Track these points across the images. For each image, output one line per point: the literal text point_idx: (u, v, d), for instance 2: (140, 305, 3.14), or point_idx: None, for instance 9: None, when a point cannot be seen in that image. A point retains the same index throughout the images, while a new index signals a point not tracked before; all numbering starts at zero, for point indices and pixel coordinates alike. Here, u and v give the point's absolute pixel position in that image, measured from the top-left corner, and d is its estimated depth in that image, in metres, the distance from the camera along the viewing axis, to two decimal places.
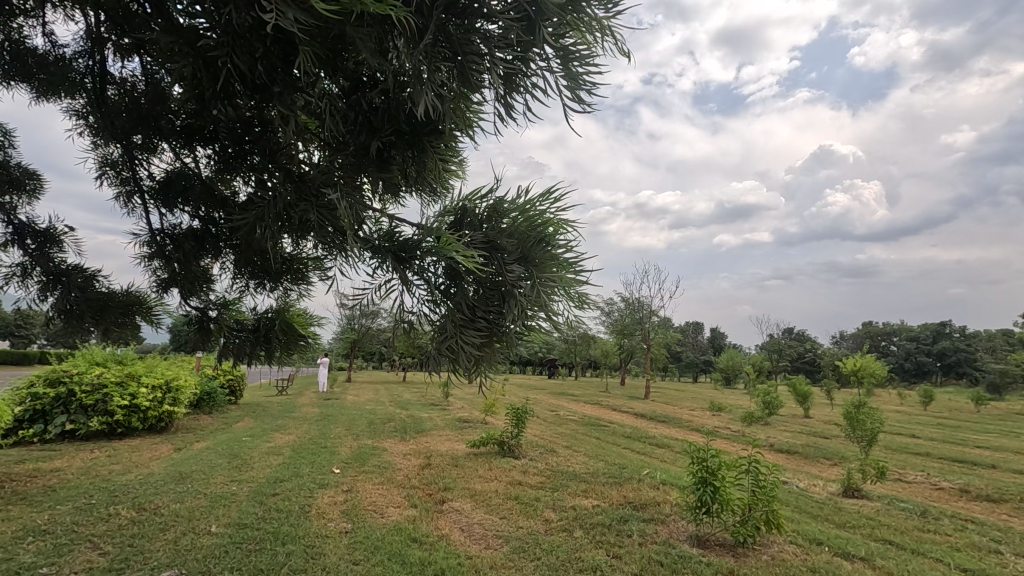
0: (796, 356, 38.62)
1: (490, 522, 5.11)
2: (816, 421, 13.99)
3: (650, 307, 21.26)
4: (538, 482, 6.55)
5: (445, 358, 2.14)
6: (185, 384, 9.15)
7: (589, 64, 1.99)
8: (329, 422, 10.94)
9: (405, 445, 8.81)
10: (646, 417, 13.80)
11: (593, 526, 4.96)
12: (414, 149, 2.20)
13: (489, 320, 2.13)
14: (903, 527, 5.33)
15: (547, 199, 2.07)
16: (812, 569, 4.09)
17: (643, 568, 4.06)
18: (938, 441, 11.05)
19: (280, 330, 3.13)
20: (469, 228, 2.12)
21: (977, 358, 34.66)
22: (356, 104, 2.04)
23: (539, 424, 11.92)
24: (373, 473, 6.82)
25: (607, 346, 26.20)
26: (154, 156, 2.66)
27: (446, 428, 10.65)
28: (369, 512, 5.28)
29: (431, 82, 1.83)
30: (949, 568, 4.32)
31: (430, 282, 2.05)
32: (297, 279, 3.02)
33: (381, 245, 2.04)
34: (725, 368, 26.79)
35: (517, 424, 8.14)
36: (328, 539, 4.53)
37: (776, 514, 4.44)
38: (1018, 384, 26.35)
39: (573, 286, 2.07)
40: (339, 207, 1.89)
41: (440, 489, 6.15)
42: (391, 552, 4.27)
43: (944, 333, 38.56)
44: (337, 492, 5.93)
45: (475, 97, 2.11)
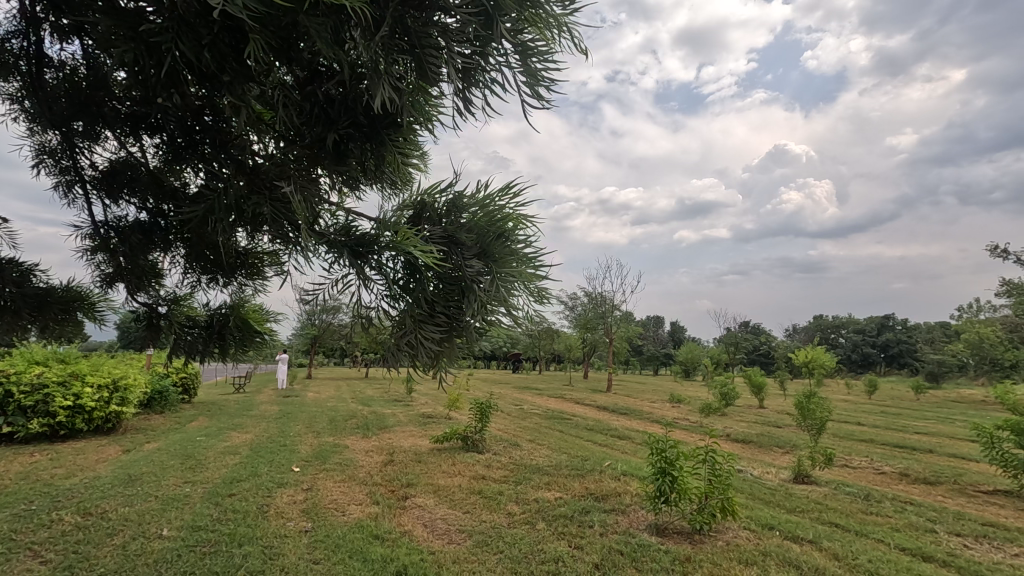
0: (751, 349, 40.00)
1: (453, 517, 5.12)
2: (769, 411, 14.56)
3: (613, 301, 21.57)
4: (502, 476, 6.59)
5: (404, 354, 2.13)
6: (134, 383, 8.76)
7: (548, 61, 2.01)
8: (289, 420, 10.70)
9: (368, 442, 8.71)
10: (608, 410, 14.01)
11: (555, 518, 5.03)
12: (372, 142, 2.16)
13: (448, 315, 2.13)
14: (848, 511, 5.61)
15: (506, 194, 2.08)
16: (764, 552, 4.26)
17: (604, 558, 4.15)
18: (882, 428, 11.64)
19: (235, 326, 3.06)
20: (428, 222, 2.11)
21: (918, 350, 36.69)
22: (312, 95, 1.98)
23: (504, 418, 11.98)
24: (334, 471, 6.72)
25: (571, 341, 26.50)
26: (97, 144, 2.54)
27: (409, 424, 10.55)
28: (330, 511, 5.19)
29: (388, 74, 1.81)
30: (890, 548, 4.57)
31: (388, 277, 2.03)
32: (251, 274, 2.95)
33: (336, 240, 2.01)
34: (684, 361, 27.47)
35: (481, 419, 8.15)
36: (286, 539, 4.44)
37: (731, 501, 4.59)
38: (953, 373, 28.07)
39: (532, 281, 2.08)
40: (293, 200, 1.85)
41: (403, 485, 6.10)
42: (352, 550, 4.22)
43: (887, 326, 40.64)
44: (297, 491, 5.81)
45: (434, 91, 2.10)
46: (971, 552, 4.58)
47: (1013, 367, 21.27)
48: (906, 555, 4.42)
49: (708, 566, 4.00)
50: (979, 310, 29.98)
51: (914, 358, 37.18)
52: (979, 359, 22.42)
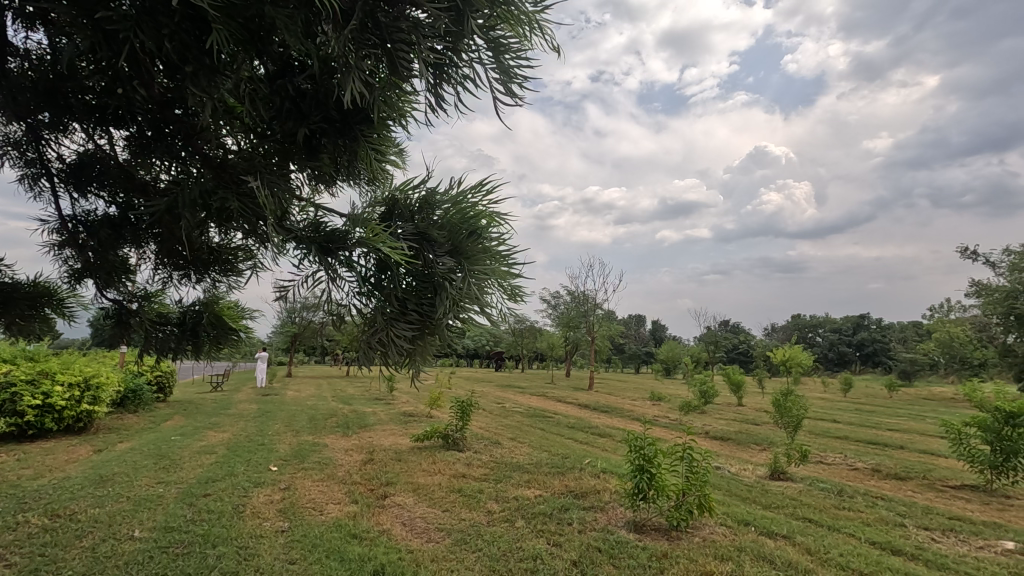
0: (731, 347, 40.53)
1: (432, 515, 5.10)
2: (748, 409, 14.80)
3: (595, 300, 21.66)
4: (482, 474, 6.58)
5: (376, 352, 2.12)
6: (106, 381, 8.56)
7: (521, 58, 2.02)
8: (267, 419, 10.56)
9: (347, 440, 8.64)
10: (590, 408, 14.08)
11: (534, 516, 5.04)
12: (345, 137, 2.16)
13: (421, 312, 2.12)
14: (822, 506, 5.72)
15: (479, 191, 2.09)
16: (739, 548, 4.32)
17: (582, 555, 4.17)
18: (856, 425, 11.89)
19: (209, 324, 3.04)
20: (400, 219, 2.10)
21: (891, 349, 37.57)
22: (282, 89, 1.97)
23: (485, 416, 11.96)
24: (313, 470, 6.65)
25: (553, 339, 26.60)
26: (64, 136, 2.48)
27: (390, 422, 10.49)
28: (308, 510, 5.14)
29: (359, 68, 1.81)
30: (860, 542, 4.68)
31: (360, 274, 2.03)
32: (225, 270, 2.92)
33: (306, 235, 2.00)
34: (665, 360, 27.75)
35: (462, 417, 8.13)
36: (262, 539, 4.38)
37: (708, 498, 4.65)
38: (925, 372, 28.79)
39: (506, 279, 2.08)
40: (260, 195, 1.84)
41: (382, 484, 6.06)
42: (328, 550, 4.18)
43: (862, 325, 41.59)
44: (274, 490, 5.74)
45: (407, 87, 2.10)
46: (938, 545, 4.71)
47: (982, 364, 21.91)
48: (876, 549, 4.53)
49: (684, 561, 4.04)
50: (950, 310, 30.77)
51: (887, 356, 38.07)
52: (950, 358, 23.00)
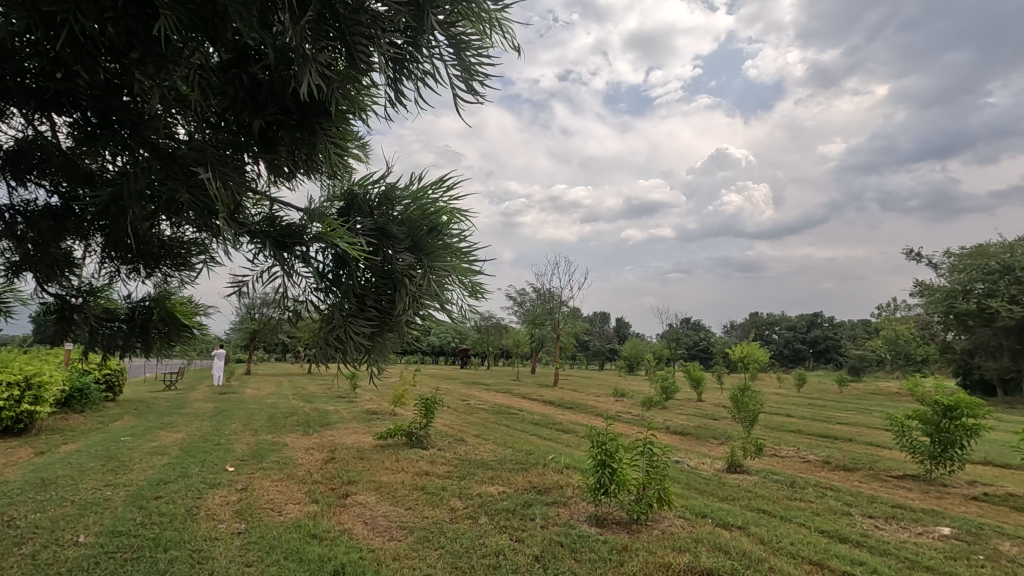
0: (692, 344, 41.53)
1: (395, 514, 5.05)
2: (707, 404, 15.21)
3: (561, 297, 21.85)
4: (446, 471, 6.56)
5: (333, 349, 2.12)
6: (50, 380, 8.14)
7: (481, 55, 2.04)
8: (225, 418, 10.24)
9: (309, 439, 8.47)
10: (554, 405, 14.20)
11: (497, 512, 5.06)
12: (302, 130, 2.12)
13: (380, 309, 2.13)
14: (775, 497, 5.94)
15: (439, 187, 2.11)
16: (696, 539, 4.45)
17: (544, 550, 4.21)
18: (809, 420, 12.36)
19: (160, 321, 2.99)
20: (359, 214, 2.10)
21: (842, 346, 39.20)
22: (236, 79, 1.93)
23: (450, 413, 11.91)
24: (272, 470, 6.49)
25: (519, 336, 26.67)
26: (1, 119, 2.32)
27: (352, 421, 10.33)
28: (265, 511, 5.02)
29: (316, 60, 1.79)
30: (810, 531, 4.88)
31: (317, 269, 2.02)
32: (177, 265, 2.83)
33: (260, 230, 1.98)
34: (629, 357, 28.21)
35: (426, 415, 8.07)
36: (217, 541, 4.26)
37: (667, 491, 4.77)
38: (873, 368, 30.14)
39: (466, 276, 2.12)
40: (211, 187, 1.80)
41: (344, 483, 5.98)
42: (287, 551, 4.10)
43: (816, 323, 43.24)
44: (230, 491, 5.58)
45: (367, 80, 2.08)
46: (882, 533, 4.95)
47: (924, 360, 23.16)
48: (824, 537, 4.73)
49: (643, 554, 4.13)
50: (896, 309, 32.31)
51: (838, 353, 39.69)
52: (896, 355, 24.15)
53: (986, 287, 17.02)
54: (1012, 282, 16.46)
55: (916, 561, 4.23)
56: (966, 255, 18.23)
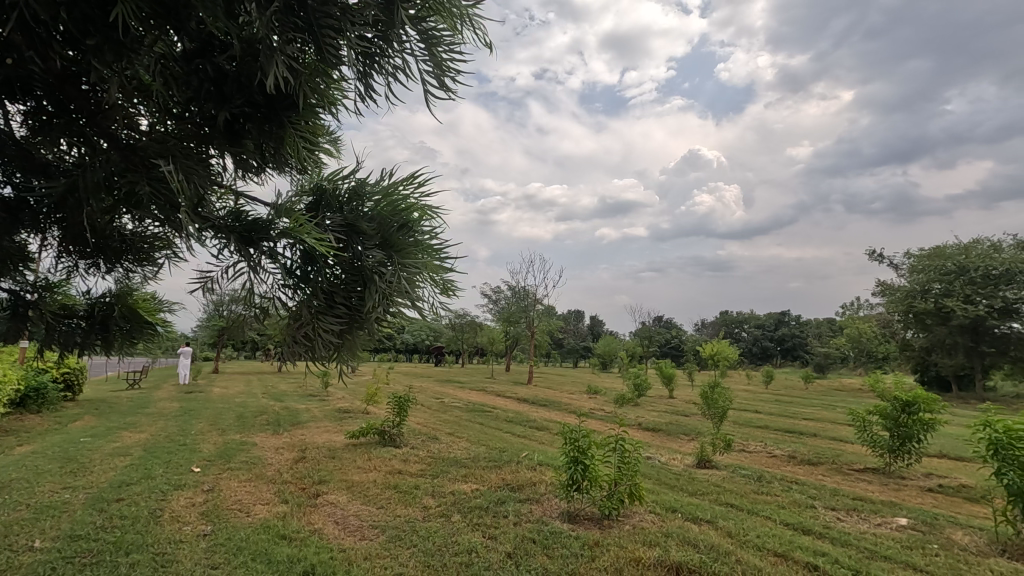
0: (664, 342, 42.19)
1: (366, 513, 5.00)
2: (678, 401, 15.47)
3: (535, 295, 21.93)
4: (418, 470, 6.53)
5: (302, 345, 2.14)
6: (3, 379, 7.80)
7: (453, 51, 2.04)
8: (191, 417, 9.98)
9: (278, 439, 8.32)
10: (528, 402, 14.25)
11: (470, 510, 5.06)
12: (270, 123, 2.10)
13: (350, 306, 2.14)
14: (743, 491, 6.09)
15: (409, 183, 2.13)
16: (666, 533, 4.53)
17: (516, 547, 4.23)
18: (775, 415, 12.70)
19: (120, 318, 2.93)
20: (329, 210, 2.11)
21: (808, 344, 40.32)
22: (199, 69, 1.89)
23: (424, 411, 11.86)
24: (239, 470, 6.36)
25: (494, 334, 26.68)
26: None
27: (324, 419, 10.19)
28: (233, 512, 4.91)
29: (283, 52, 1.77)
30: (776, 523, 5.01)
31: (285, 266, 2.02)
32: (139, 260, 2.75)
33: (226, 225, 1.97)
34: (602, 354, 28.49)
35: (399, 413, 8.01)
36: (182, 544, 4.15)
37: (638, 487, 4.84)
38: (837, 365, 31.09)
39: (437, 274, 2.13)
40: (173, 180, 1.77)
41: (315, 483, 5.89)
42: (255, 552, 4.02)
43: (783, 321, 44.41)
44: (196, 492, 5.45)
45: (336, 74, 2.06)
46: (843, 524, 5.12)
47: (885, 358, 24.02)
48: (789, 529, 4.87)
49: (614, 549, 4.18)
50: (859, 308, 33.37)
51: (804, 351, 40.82)
52: (858, 352, 24.96)
53: (943, 287, 17.73)
54: (966, 283, 17.19)
55: (874, 551, 4.38)
56: (925, 256, 18.95)
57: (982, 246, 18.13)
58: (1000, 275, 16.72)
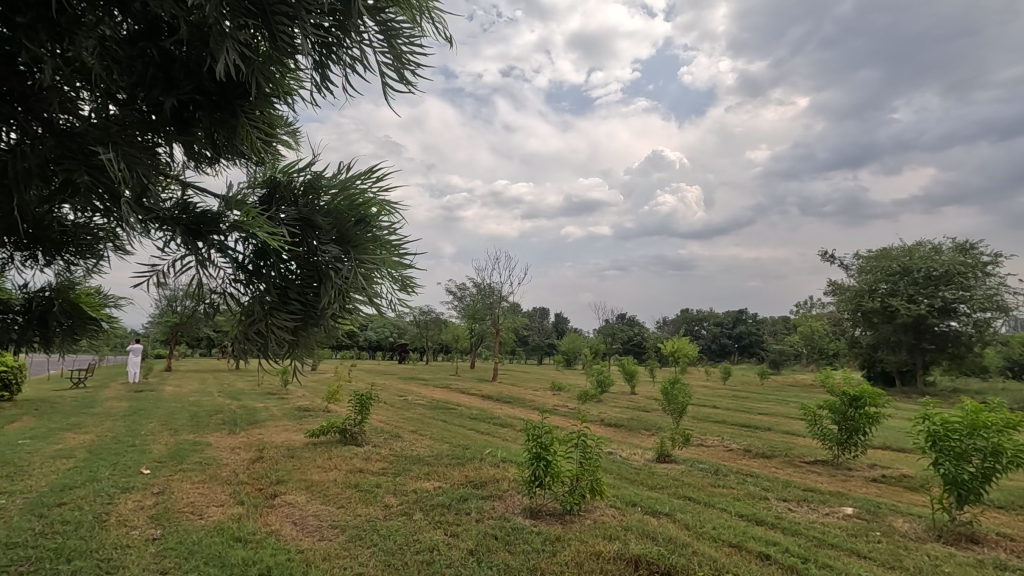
0: (627, 339, 42.88)
1: (326, 513, 4.91)
2: (640, 397, 15.75)
3: (500, 292, 21.90)
4: (380, 468, 6.46)
5: (253, 342, 2.26)
6: None
7: (412, 43, 2.14)
8: (141, 417, 9.58)
9: (234, 438, 8.08)
10: (492, 399, 14.25)
11: (433, 508, 5.03)
12: (222, 111, 2.20)
13: (304, 302, 2.31)
14: (700, 485, 6.25)
15: (366, 179, 2.35)
16: (626, 527, 4.61)
17: (478, 544, 4.23)
18: (732, 410, 13.07)
19: (61, 313, 2.78)
20: (284, 203, 2.30)
21: (765, 342, 41.65)
22: (144, 53, 1.97)
23: (386, 409, 11.70)
24: (192, 471, 6.14)
25: (459, 331, 26.53)
26: None
27: (283, 418, 9.95)
28: (184, 515, 4.74)
29: (234, 38, 1.84)
30: (731, 515, 5.16)
31: (237, 259, 2.17)
32: (83, 252, 2.62)
33: (174, 217, 2.03)
34: (566, 351, 28.72)
35: (361, 411, 7.89)
36: (129, 549, 3.99)
37: (599, 482, 4.91)
38: (791, 362, 32.20)
39: (394, 270, 2.35)
40: (112, 167, 1.76)
41: (272, 483, 5.75)
42: (207, 555, 3.90)
43: (741, 319, 45.75)
44: (145, 495, 5.23)
45: (291, 63, 2.17)
46: (793, 514, 5.33)
47: (835, 354, 25.07)
48: (743, 520, 5.03)
49: (575, 544, 4.22)
50: (812, 307, 34.67)
51: (760, 348, 42.15)
52: (811, 348, 25.96)
53: (889, 287, 18.61)
54: (910, 283, 18.09)
55: (822, 539, 4.58)
56: (873, 258, 19.83)
57: (924, 248, 19.10)
58: (940, 275, 17.67)
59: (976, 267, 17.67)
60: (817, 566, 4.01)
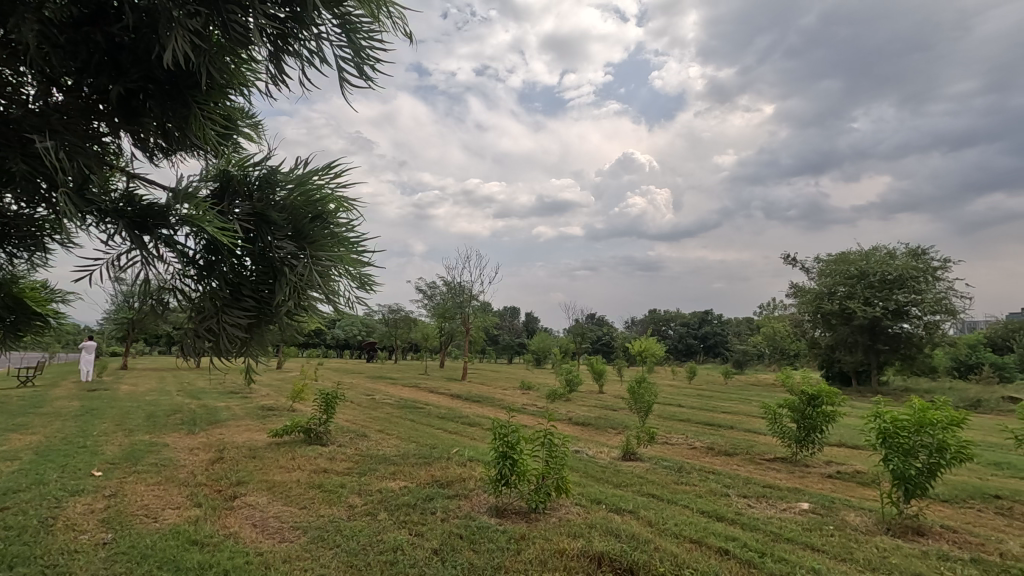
0: (596, 338, 43.33)
1: (287, 514, 4.81)
2: (608, 396, 15.90)
3: (471, 291, 21.79)
4: (345, 468, 6.36)
5: (205, 338, 2.34)
6: None
7: (370, 38, 2.29)
8: (94, 418, 9.18)
9: (193, 438, 7.83)
10: (461, 399, 14.18)
11: (398, 507, 4.99)
12: (173, 101, 2.25)
13: (258, 299, 2.39)
14: (664, 482, 6.37)
15: (324, 174, 2.41)
16: (590, 524, 4.66)
17: (443, 543, 4.21)
18: (697, 409, 13.33)
19: (4, 308, 2.68)
20: (238, 197, 2.35)
21: (730, 342, 42.71)
22: (89, 38, 2.00)
23: (353, 408, 11.53)
24: (147, 473, 5.93)
25: (428, 330, 26.33)
26: None
27: (245, 418, 9.68)
28: (137, 518, 4.57)
29: (184, 26, 1.91)
30: (693, 512, 5.27)
31: (185, 254, 2.22)
32: (27, 244, 2.54)
33: (121, 210, 2.09)
34: (536, 350, 28.82)
35: (326, 410, 7.75)
36: (78, 554, 3.83)
37: (565, 480, 4.94)
38: (754, 362, 33.06)
39: (352, 267, 2.40)
40: (49, 155, 1.81)
41: (232, 484, 5.59)
42: (161, 560, 3.77)
43: (707, 320, 46.78)
44: (96, 498, 5.03)
45: (245, 53, 2.24)
46: (752, 510, 5.47)
47: (796, 355, 25.91)
48: (705, 517, 5.14)
49: (539, 542, 4.24)
50: (775, 308, 35.69)
51: (725, 348, 43.21)
52: (774, 348, 26.72)
53: (847, 290, 19.28)
54: (866, 286, 18.77)
55: (779, 534, 4.71)
56: (833, 261, 20.55)
57: (880, 252, 19.86)
58: (894, 279, 18.38)
59: (927, 271, 18.48)
60: (773, 560, 4.13)
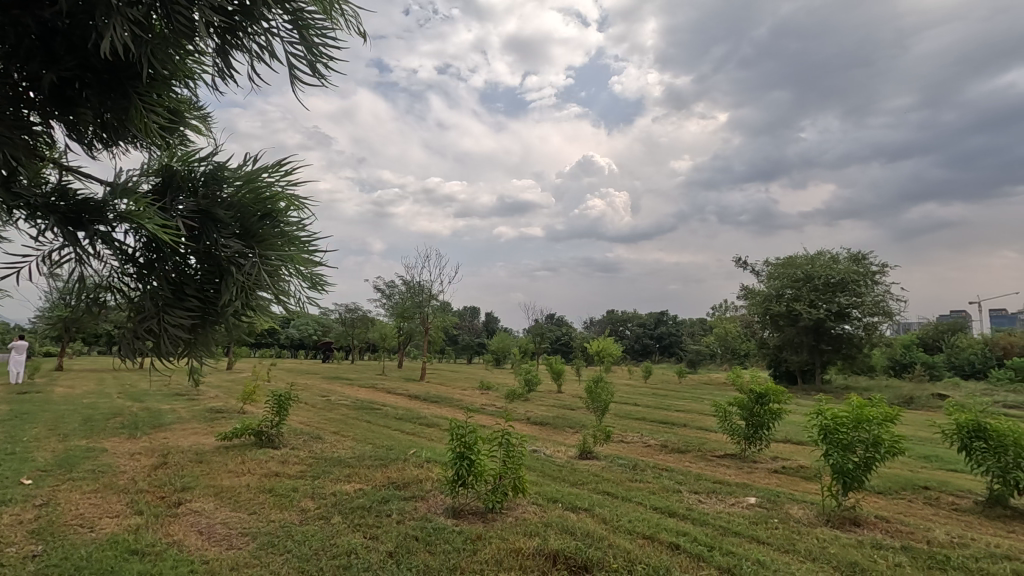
0: (555, 338, 43.71)
1: (235, 520, 4.66)
2: (566, 395, 16.06)
3: (430, 291, 21.57)
4: (298, 471, 6.20)
5: (145, 339, 2.25)
6: None
7: (323, 36, 2.26)
8: (23, 422, 8.60)
9: (135, 443, 7.46)
10: (419, 399, 14.04)
11: (352, 510, 4.91)
12: (113, 92, 2.19)
13: (203, 299, 2.31)
14: (619, 480, 6.50)
15: (274, 171, 2.35)
16: (546, 523, 4.70)
17: (399, 545, 4.17)
18: (653, 408, 13.64)
19: None
20: (182, 194, 2.27)
21: (684, 342, 43.92)
22: (20, 23, 1.94)
23: (307, 410, 11.24)
24: (83, 480, 5.62)
25: (387, 330, 25.94)
26: None
27: (191, 421, 9.30)
28: (72, 528, 4.33)
29: (124, 14, 1.84)
30: (646, 509, 5.40)
31: (124, 252, 2.14)
32: None
33: (53, 205, 2.00)
34: (495, 350, 28.81)
35: (278, 412, 7.53)
36: (3, 568, 3.59)
37: (522, 479, 4.97)
38: (707, 361, 34.09)
39: (303, 267, 2.35)
40: None
41: (176, 490, 5.36)
42: (97, 571, 3.58)
43: (663, 320, 47.97)
44: (24, 508, 4.72)
45: (190, 46, 2.18)
46: (702, 505, 5.65)
47: (746, 354, 26.86)
48: (658, 513, 5.27)
49: (495, 542, 4.25)
50: (727, 310, 36.90)
51: (680, 348, 44.39)
52: (725, 348, 27.61)
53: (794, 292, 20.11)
54: (811, 288, 19.63)
55: (727, 528, 4.88)
56: (780, 265, 21.41)
57: (824, 257, 20.83)
58: (837, 282, 19.30)
59: (866, 275, 19.51)
60: (721, 553, 4.27)
